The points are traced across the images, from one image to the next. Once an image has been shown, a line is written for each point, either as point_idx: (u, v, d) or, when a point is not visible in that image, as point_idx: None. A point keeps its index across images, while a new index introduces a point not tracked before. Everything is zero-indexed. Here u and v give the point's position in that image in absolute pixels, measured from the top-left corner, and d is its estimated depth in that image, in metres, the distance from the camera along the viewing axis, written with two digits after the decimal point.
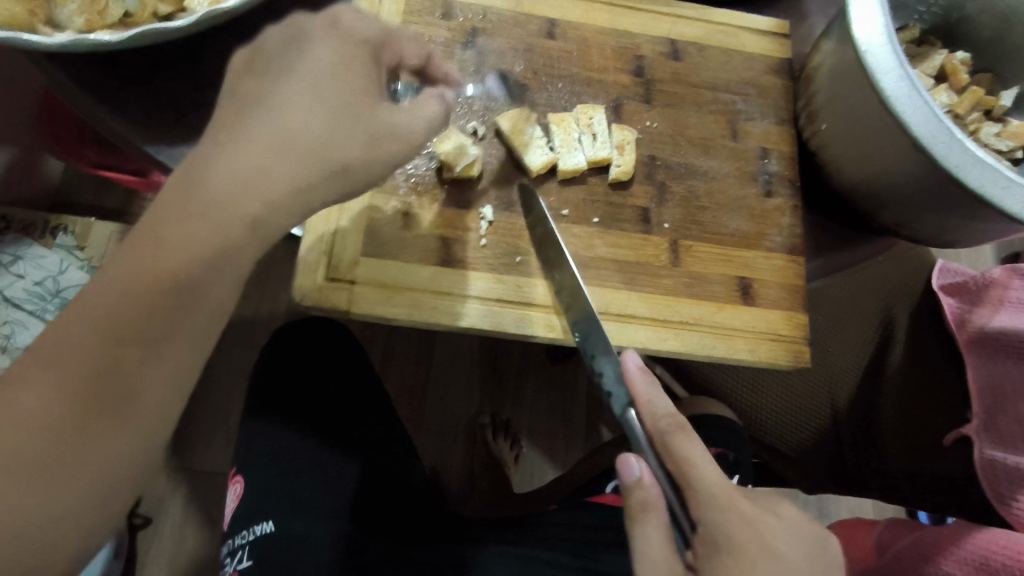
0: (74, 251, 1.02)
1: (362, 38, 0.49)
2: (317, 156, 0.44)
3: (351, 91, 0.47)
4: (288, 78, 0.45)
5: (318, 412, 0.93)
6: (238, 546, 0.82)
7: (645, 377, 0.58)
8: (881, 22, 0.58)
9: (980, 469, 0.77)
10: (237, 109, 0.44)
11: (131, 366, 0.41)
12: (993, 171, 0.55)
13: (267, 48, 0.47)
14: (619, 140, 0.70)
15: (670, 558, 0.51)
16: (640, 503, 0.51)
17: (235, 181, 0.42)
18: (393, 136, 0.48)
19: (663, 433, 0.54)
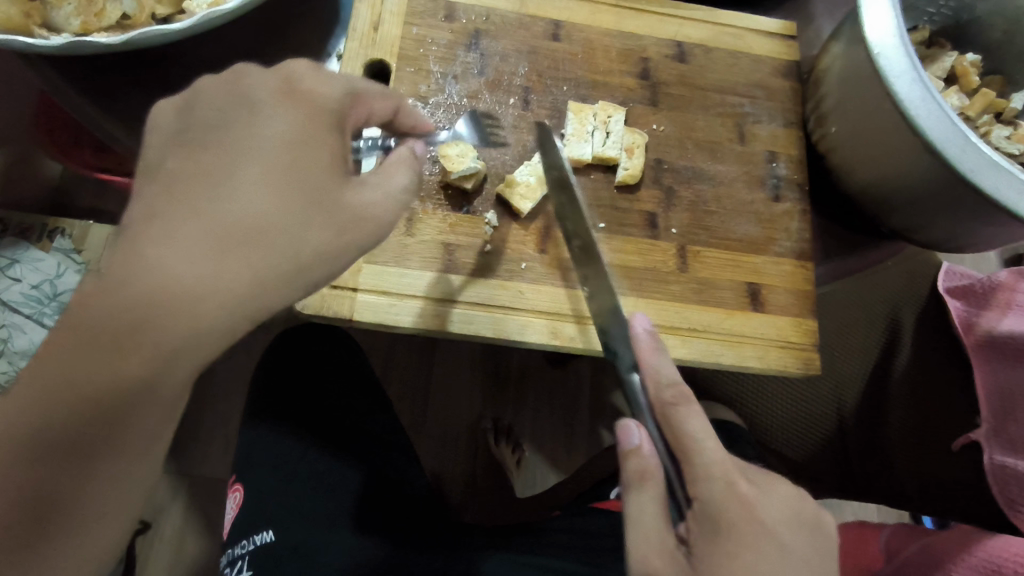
0: (72, 254, 0.98)
1: (323, 105, 0.45)
2: (275, 247, 0.41)
3: (313, 168, 0.43)
4: (239, 154, 0.42)
5: (320, 421, 0.92)
6: (237, 556, 0.79)
7: (653, 344, 0.56)
8: (893, 23, 0.57)
9: (991, 476, 0.76)
10: (178, 189, 0.40)
11: (110, 431, 0.38)
12: (1008, 174, 0.54)
13: (208, 112, 0.43)
14: (629, 143, 0.69)
15: (664, 531, 0.51)
16: (636, 470, 0.52)
17: (186, 281, 0.38)
18: (361, 219, 0.45)
19: (666, 406, 0.53)
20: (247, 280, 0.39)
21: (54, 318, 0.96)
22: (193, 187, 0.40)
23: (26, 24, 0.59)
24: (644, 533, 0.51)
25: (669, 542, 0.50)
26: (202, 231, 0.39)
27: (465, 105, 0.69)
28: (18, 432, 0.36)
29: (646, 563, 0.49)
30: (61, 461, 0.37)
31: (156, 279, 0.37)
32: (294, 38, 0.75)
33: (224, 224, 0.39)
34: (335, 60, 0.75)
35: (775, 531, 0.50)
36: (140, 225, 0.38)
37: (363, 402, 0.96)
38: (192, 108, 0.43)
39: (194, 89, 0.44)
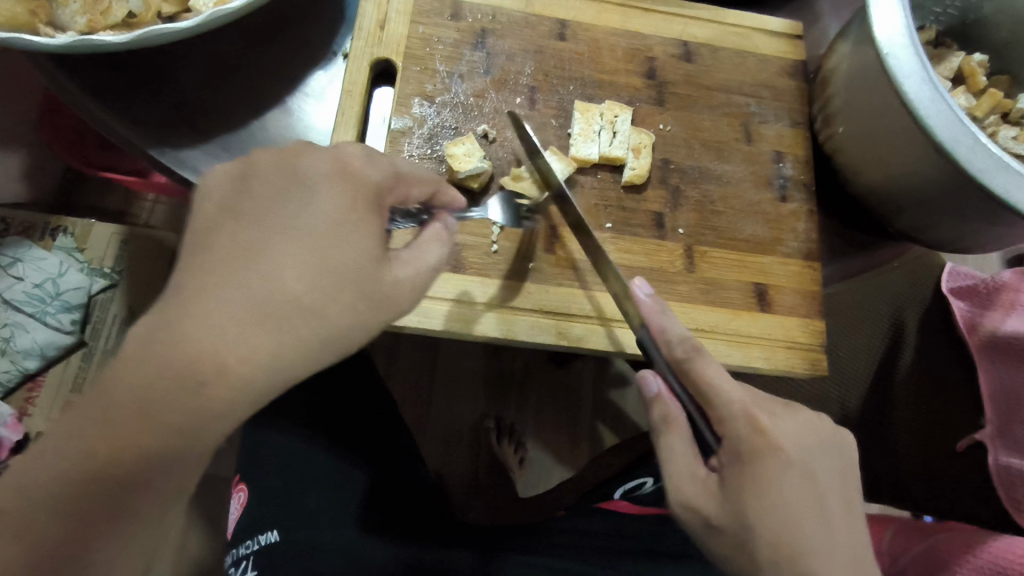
0: (74, 253, 1.00)
1: (369, 184, 0.46)
2: (298, 328, 0.41)
3: (352, 250, 0.43)
4: (282, 231, 0.42)
5: (327, 421, 0.91)
6: (243, 555, 0.78)
7: (655, 305, 0.56)
8: (903, 23, 0.57)
9: (996, 478, 0.77)
10: (221, 263, 0.41)
11: (152, 449, 0.39)
12: (1017, 175, 0.54)
13: (259, 186, 0.44)
14: (636, 143, 0.69)
15: (694, 468, 0.51)
16: (661, 415, 0.53)
17: (209, 350, 0.39)
18: (392, 300, 0.45)
19: (682, 362, 0.53)
20: (275, 358, 0.40)
21: (57, 318, 0.96)
22: (235, 264, 0.41)
23: (32, 22, 0.59)
24: (678, 471, 0.51)
25: (702, 475, 0.51)
26: (237, 306, 0.39)
27: (472, 105, 0.69)
28: (75, 444, 0.38)
29: (683, 497, 0.51)
30: (107, 476, 0.39)
31: (192, 349, 0.38)
32: (299, 38, 0.74)
33: (261, 302, 0.40)
34: (341, 59, 0.75)
35: (797, 457, 0.50)
36: (181, 294, 0.40)
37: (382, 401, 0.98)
38: (245, 179, 0.44)
39: (248, 161, 0.45)
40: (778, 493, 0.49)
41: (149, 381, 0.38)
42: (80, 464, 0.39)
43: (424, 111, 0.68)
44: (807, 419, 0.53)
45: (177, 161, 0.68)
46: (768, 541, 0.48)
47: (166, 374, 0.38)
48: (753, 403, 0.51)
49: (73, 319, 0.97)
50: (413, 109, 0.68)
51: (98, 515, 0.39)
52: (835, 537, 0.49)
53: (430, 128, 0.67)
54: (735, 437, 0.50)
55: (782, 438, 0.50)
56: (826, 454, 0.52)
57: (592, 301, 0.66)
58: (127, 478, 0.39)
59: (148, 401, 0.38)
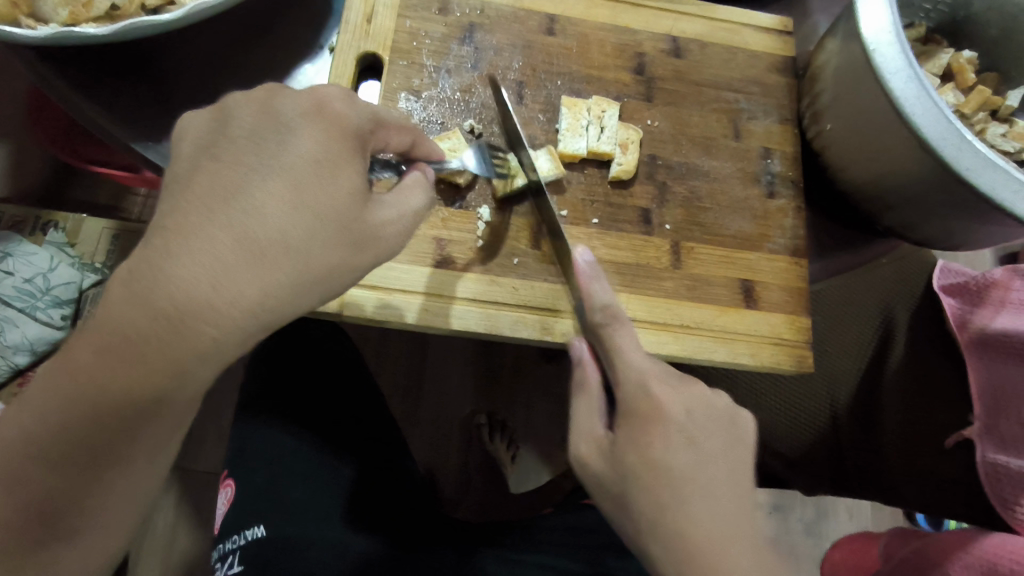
0: (64, 248, 0.99)
1: (349, 127, 0.45)
2: (286, 267, 0.41)
3: (335, 189, 0.43)
4: (262, 171, 0.42)
5: (314, 415, 0.90)
6: (228, 551, 0.78)
7: (590, 271, 0.59)
8: (889, 20, 0.57)
9: (985, 477, 0.78)
10: (200, 202, 0.40)
11: (123, 432, 0.40)
12: (1003, 173, 0.53)
13: (239, 129, 0.43)
14: (623, 138, 0.68)
15: (592, 430, 0.55)
16: (579, 377, 0.58)
17: (196, 296, 0.38)
18: (375, 238, 0.46)
19: (599, 327, 0.57)
20: (261, 299, 0.40)
21: (47, 312, 0.95)
22: (215, 204, 0.40)
23: (13, 13, 0.59)
24: (579, 433, 0.56)
25: (599, 434, 0.55)
26: (223, 246, 0.39)
27: (458, 100, 0.69)
28: (49, 427, 0.39)
29: (578, 455, 0.55)
30: (81, 458, 0.40)
31: (172, 292, 0.38)
32: (287, 30, 0.74)
33: (243, 241, 0.40)
34: (327, 52, 0.74)
35: (713, 460, 0.51)
36: (159, 243, 0.39)
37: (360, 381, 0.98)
38: (224, 121, 0.43)
39: (224, 104, 0.43)
40: (703, 506, 0.49)
41: (124, 346, 0.38)
42: (54, 445, 0.40)
43: (410, 106, 0.68)
44: (701, 390, 0.54)
45: (162, 156, 0.68)
46: (648, 502, 0.49)
47: (121, 355, 0.38)
48: (650, 371, 0.53)
49: (63, 314, 0.96)
50: (400, 103, 0.68)
51: (74, 485, 0.41)
52: (716, 500, 0.49)
53: (415, 122, 0.67)
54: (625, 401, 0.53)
55: (671, 402, 0.52)
56: (719, 429, 0.53)
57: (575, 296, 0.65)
58: (97, 454, 0.40)
59: (117, 371, 0.38)
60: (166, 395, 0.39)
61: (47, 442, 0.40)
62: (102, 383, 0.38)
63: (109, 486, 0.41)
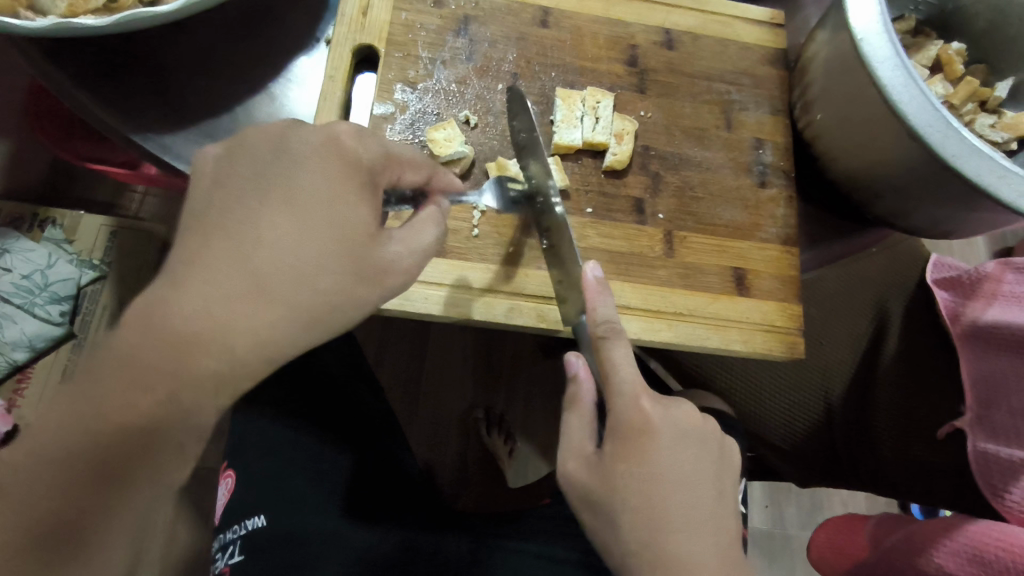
0: (62, 245, 1.00)
1: (361, 164, 0.46)
2: (293, 301, 0.42)
3: (342, 220, 0.44)
4: (272, 206, 0.43)
5: (322, 424, 0.89)
6: (229, 541, 0.79)
7: (598, 288, 0.53)
8: (876, 10, 0.58)
9: (974, 463, 0.77)
10: (215, 236, 0.42)
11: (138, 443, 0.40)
12: (990, 160, 0.54)
13: (252, 164, 0.44)
14: (618, 129, 0.69)
15: (582, 446, 0.53)
16: (570, 394, 0.54)
17: (205, 327, 0.40)
18: (384, 272, 0.46)
19: (598, 340, 0.51)
20: (267, 326, 0.41)
21: (46, 309, 0.95)
22: (231, 237, 0.42)
23: (13, 6, 0.59)
24: (569, 447, 0.53)
25: (588, 450, 0.52)
26: (233, 280, 0.41)
27: (455, 91, 0.70)
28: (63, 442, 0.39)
29: (567, 469, 0.53)
30: (90, 476, 0.39)
31: (181, 323, 0.40)
32: (283, 24, 0.75)
33: (254, 275, 0.41)
34: (324, 45, 0.75)
35: (693, 474, 0.51)
36: (179, 268, 0.41)
37: (364, 390, 0.97)
38: (238, 154, 0.45)
39: (238, 139, 0.45)
40: (678, 518, 0.49)
41: (143, 358, 0.39)
42: (62, 464, 0.38)
43: (406, 97, 0.68)
44: (688, 411, 0.52)
45: (160, 146, 0.68)
46: (631, 514, 0.49)
47: (139, 363, 0.39)
48: (642, 386, 0.50)
49: (62, 310, 0.97)
50: (396, 94, 0.68)
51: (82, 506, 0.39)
52: (693, 512, 0.50)
53: (412, 113, 0.68)
54: (617, 418, 0.50)
55: (661, 422, 0.50)
56: (702, 448, 0.52)
57: None
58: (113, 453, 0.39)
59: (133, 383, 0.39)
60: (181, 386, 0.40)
61: (64, 444, 0.39)
62: (122, 378, 0.39)
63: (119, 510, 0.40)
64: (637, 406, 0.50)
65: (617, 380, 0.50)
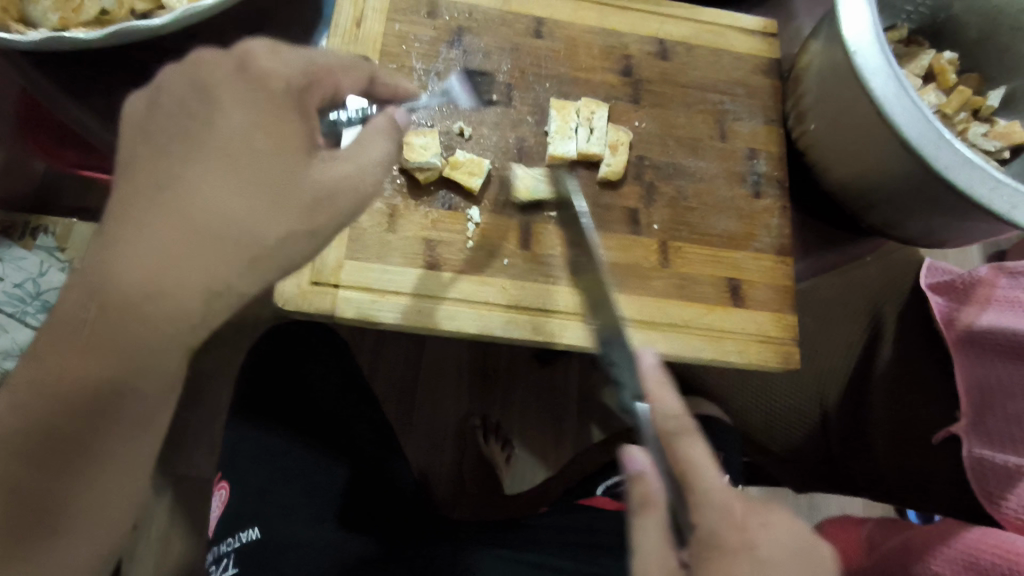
0: (54, 253, 0.98)
1: (279, 88, 0.44)
2: (228, 243, 0.42)
3: (269, 150, 0.43)
4: (193, 149, 0.42)
5: (292, 406, 0.91)
6: (223, 553, 0.78)
7: (659, 375, 0.51)
8: (869, 20, 0.58)
9: (969, 470, 0.77)
10: (139, 189, 0.41)
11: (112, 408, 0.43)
12: (982, 171, 0.54)
13: (172, 106, 0.43)
14: (613, 140, 0.69)
15: (664, 559, 0.46)
16: (640, 497, 0.48)
17: (145, 283, 0.40)
18: (324, 199, 0.44)
19: (669, 437, 0.49)
20: (210, 283, 0.41)
21: (36, 317, 0.95)
22: (157, 193, 0.41)
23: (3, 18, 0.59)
24: (646, 560, 0.46)
25: (674, 566, 0.47)
26: (166, 233, 0.41)
27: (448, 104, 0.69)
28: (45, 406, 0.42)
29: None
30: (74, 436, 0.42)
31: (122, 282, 0.40)
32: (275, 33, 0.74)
33: (186, 226, 0.41)
34: None
35: None
36: (112, 226, 0.41)
37: (332, 381, 0.95)
38: (157, 101, 0.43)
39: (156, 82, 0.44)
40: None
41: (102, 330, 0.41)
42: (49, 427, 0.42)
43: None
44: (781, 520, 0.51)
45: None
46: None
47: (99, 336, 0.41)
48: (729, 496, 0.49)
49: None
50: None
51: (70, 461, 0.43)
52: None
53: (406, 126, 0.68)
54: (705, 526, 0.47)
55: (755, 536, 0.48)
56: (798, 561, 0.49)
57: (566, 295, 0.66)
58: (101, 435, 0.43)
59: (94, 353, 0.41)
60: (151, 359, 0.42)
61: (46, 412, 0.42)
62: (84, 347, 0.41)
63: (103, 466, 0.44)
64: (729, 514, 0.48)
65: (697, 480, 0.49)
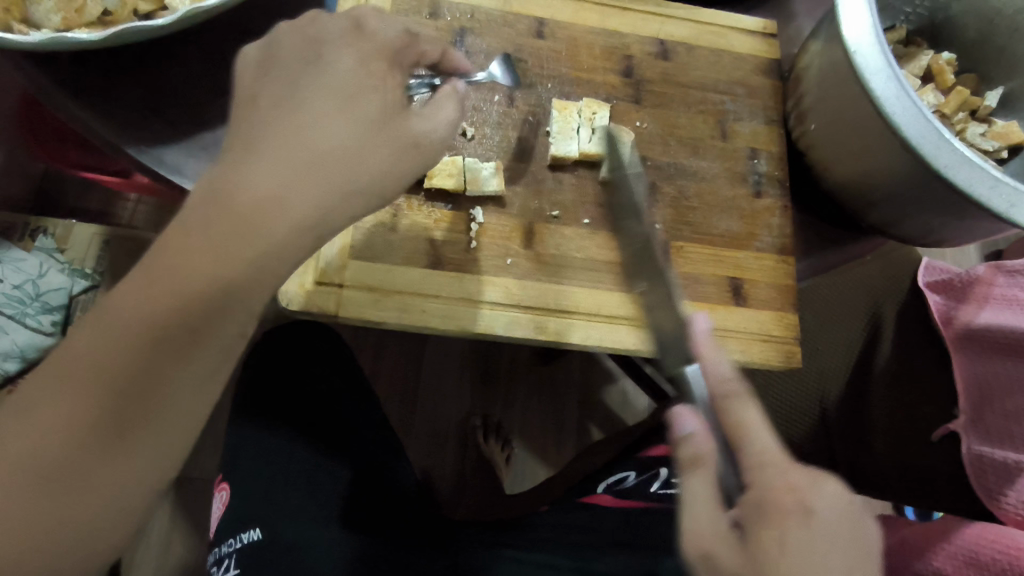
0: (54, 254, 0.99)
1: (384, 43, 0.47)
2: (338, 173, 0.43)
3: (375, 95, 0.45)
4: (306, 88, 0.44)
5: (301, 404, 0.92)
6: (225, 554, 0.79)
7: (710, 341, 0.53)
8: (869, 21, 0.58)
9: (969, 466, 0.77)
10: (258, 119, 0.43)
11: (138, 391, 0.38)
12: (980, 170, 0.55)
13: (286, 53, 0.45)
14: (615, 140, 0.70)
15: (715, 518, 0.47)
16: (688, 456, 0.48)
17: (259, 201, 0.40)
18: (419, 146, 0.47)
19: (720, 400, 0.51)
20: (318, 208, 0.42)
21: (36, 319, 0.95)
22: (271, 122, 0.42)
23: (4, 18, 0.59)
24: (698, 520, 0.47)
25: (723, 526, 0.47)
26: (281, 157, 0.41)
27: None
28: (78, 387, 0.38)
29: (700, 545, 0.46)
30: (98, 425, 0.38)
31: (239, 199, 0.40)
32: None
33: (303, 151, 0.42)
34: None
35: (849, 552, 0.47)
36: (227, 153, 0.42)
37: (337, 381, 0.96)
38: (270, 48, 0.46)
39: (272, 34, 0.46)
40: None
41: (159, 292, 0.38)
42: (69, 414, 0.37)
43: None
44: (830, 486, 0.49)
45: (152, 158, 0.68)
46: None
47: (152, 301, 0.38)
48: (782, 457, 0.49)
49: (55, 320, 0.96)
50: None
51: (87, 456, 0.37)
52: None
53: None
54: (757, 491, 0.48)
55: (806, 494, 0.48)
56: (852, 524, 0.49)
57: (572, 295, 0.66)
58: (110, 446, 0.38)
59: (145, 315, 0.38)
60: (205, 322, 0.39)
61: (75, 394, 0.37)
62: (129, 310, 0.38)
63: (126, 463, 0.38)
64: (782, 480, 0.48)
65: (748, 443, 0.49)
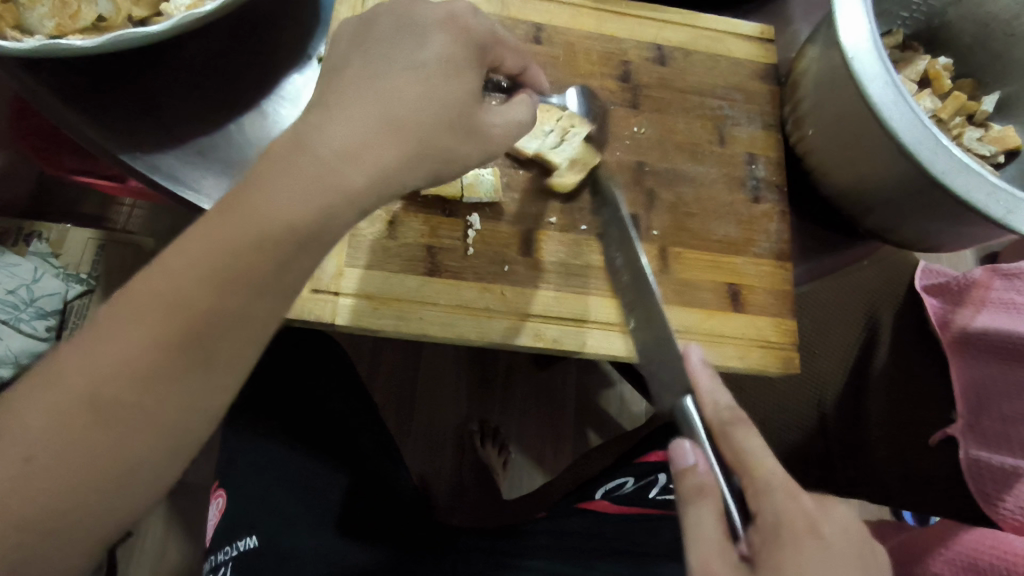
0: (49, 259, 0.98)
1: (474, 32, 0.49)
2: (414, 144, 0.44)
3: (459, 81, 0.47)
4: (399, 63, 0.46)
5: (309, 411, 0.92)
6: (220, 562, 0.78)
7: (705, 372, 0.53)
8: (867, 28, 0.58)
9: (967, 471, 0.77)
10: (350, 84, 0.45)
11: (137, 399, 0.37)
12: (978, 177, 0.55)
13: (382, 30, 0.47)
14: (579, 156, 0.69)
15: (726, 550, 0.45)
16: (694, 487, 0.47)
17: (337, 153, 0.41)
18: (485, 136, 0.49)
19: (723, 425, 0.50)
20: (388, 173, 0.43)
21: (31, 324, 0.93)
22: (360, 88, 0.44)
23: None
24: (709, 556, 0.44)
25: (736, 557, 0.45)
26: (367, 119, 0.43)
27: None
28: (73, 397, 0.36)
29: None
30: (94, 435, 0.36)
31: (323, 148, 0.41)
32: (271, 43, 0.74)
33: (387, 116, 0.44)
34: (317, 61, 0.75)
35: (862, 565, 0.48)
36: (315, 108, 0.43)
37: (330, 384, 0.95)
38: (368, 27, 0.48)
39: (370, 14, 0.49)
40: None
41: (167, 300, 0.38)
42: (64, 425, 0.36)
43: None
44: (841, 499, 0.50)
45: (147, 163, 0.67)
46: None
47: (164, 305, 0.37)
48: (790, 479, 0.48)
49: (48, 326, 0.94)
50: None
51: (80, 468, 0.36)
52: None
53: None
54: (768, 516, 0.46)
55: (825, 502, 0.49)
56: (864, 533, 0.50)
57: (570, 302, 0.66)
58: (105, 456, 0.36)
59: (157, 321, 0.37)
60: (217, 326, 0.38)
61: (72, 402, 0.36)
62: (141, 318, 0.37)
63: (121, 473, 0.37)
64: (793, 504, 0.46)
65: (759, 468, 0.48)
